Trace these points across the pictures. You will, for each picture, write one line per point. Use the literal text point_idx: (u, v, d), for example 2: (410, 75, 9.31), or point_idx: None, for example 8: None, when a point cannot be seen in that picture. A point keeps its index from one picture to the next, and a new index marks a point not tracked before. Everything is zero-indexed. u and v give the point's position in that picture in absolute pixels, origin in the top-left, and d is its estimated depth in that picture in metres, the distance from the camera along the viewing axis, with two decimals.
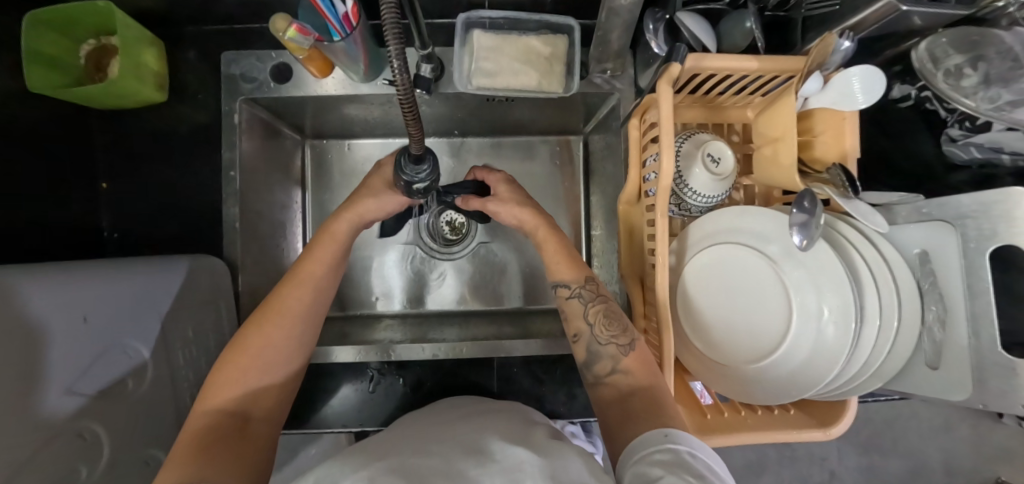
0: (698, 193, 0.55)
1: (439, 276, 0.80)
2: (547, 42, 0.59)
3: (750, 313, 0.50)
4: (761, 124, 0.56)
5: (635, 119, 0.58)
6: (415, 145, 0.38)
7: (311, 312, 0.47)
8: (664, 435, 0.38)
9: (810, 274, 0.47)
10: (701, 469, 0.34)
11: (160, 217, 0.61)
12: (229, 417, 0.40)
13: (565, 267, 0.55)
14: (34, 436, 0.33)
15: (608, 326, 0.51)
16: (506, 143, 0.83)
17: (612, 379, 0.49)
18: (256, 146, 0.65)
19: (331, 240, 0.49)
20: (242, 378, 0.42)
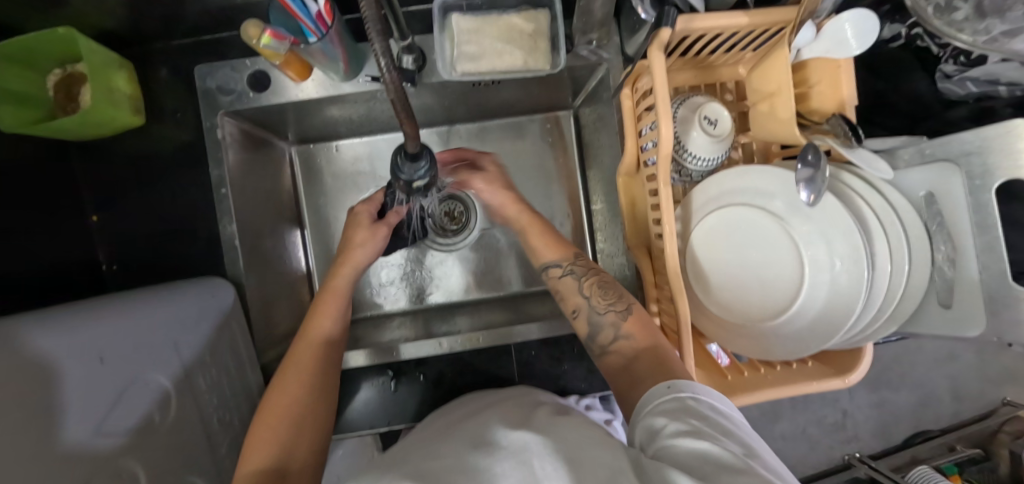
0: (698, 158, 0.54)
1: (441, 268, 0.80)
2: (529, 18, 0.57)
3: (767, 290, 0.49)
4: (755, 80, 0.55)
5: (627, 89, 0.56)
6: (410, 142, 0.37)
7: (328, 360, 0.46)
8: (665, 387, 0.37)
9: (818, 227, 0.47)
10: (708, 412, 0.33)
11: (157, 244, 0.60)
12: (264, 476, 0.35)
13: (549, 249, 0.57)
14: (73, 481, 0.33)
15: (605, 296, 0.51)
16: (495, 127, 0.82)
17: (616, 347, 0.48)
18: (243, 160, 0.63)
19: (332, 294, 0.51)
20: (273, 434, 0.38)
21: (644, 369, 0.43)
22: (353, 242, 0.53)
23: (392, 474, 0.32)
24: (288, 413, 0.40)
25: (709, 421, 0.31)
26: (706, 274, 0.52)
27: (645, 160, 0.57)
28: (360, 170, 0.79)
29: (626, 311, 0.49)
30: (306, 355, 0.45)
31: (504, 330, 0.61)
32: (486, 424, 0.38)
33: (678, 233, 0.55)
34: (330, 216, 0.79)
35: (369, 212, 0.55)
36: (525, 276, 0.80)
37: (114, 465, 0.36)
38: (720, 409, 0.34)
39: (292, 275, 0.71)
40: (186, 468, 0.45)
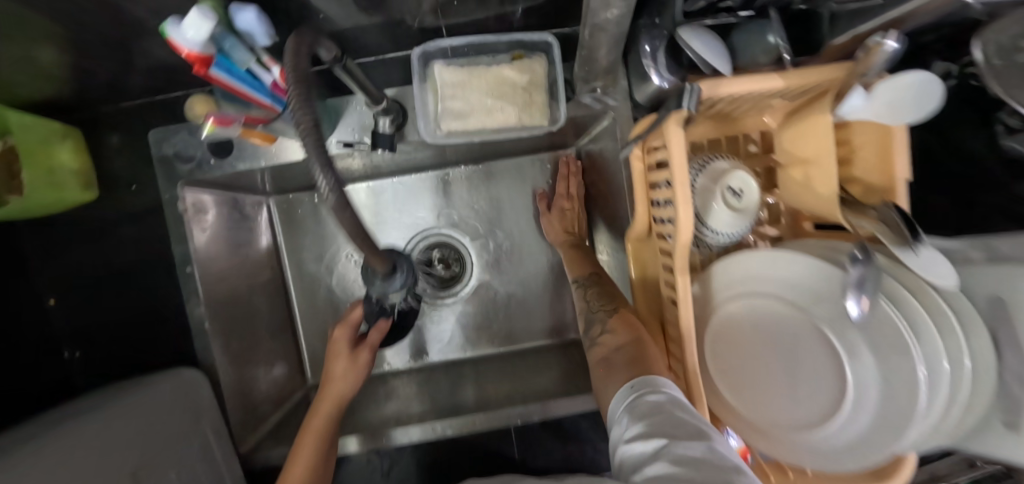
0: (719, 232, 0.47)
1: (436, 322, 0.74)
2: (523, 68, 0.49)
3: (795, 394, 0.42)
4: (787, 138, 0.47)
5: (636, 151, 0.49)
6: (377, 263, 0.32)
7: None
8: (629, 389, 0.42)
9: (861, 330, 0.39)
10: (660, 403, 0.38)
11: (121, 327, 0.55)
12: None
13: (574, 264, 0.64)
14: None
15: (601, 299, 0.57)
16: (489, 169, 0.74)
17: (601, 340, 0.52)
18: (218, 229, 0.58)
19: (313, 434, 0.49)
20: None
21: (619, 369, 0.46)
22: (337, 373, 0.51)
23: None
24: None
25: (668, 419, 0.35)
26: (730, 376, 0.46)
27: (657, 230, 0.50)
28: (346, 220, 0.73)
29: (614, 311, 0.54)
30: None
31: (502, 411, 0.56)
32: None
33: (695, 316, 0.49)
34: (314, 271, 0.73)
35: (351, 337, 0.52)
36: (526, 330, 0.74)
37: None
38: (678, 399, 0.37)
39: (275, 342, 0.66)
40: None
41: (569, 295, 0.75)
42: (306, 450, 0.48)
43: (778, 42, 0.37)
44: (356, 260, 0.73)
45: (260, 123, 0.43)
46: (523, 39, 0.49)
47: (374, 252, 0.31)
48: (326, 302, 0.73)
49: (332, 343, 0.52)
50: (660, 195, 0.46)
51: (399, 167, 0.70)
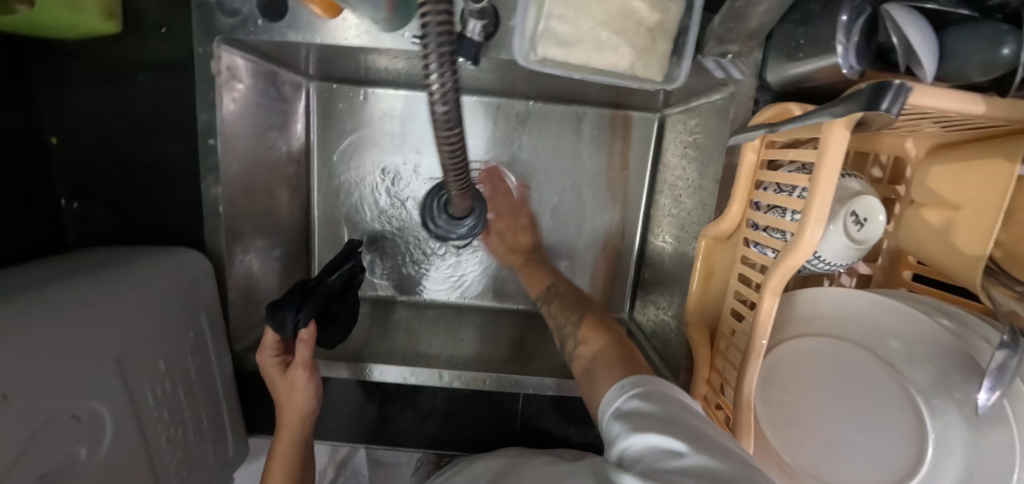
0: (822, 259, 0.41)
1: (459, 262, 0.69)
2: (656, 5, 0.40)
3: (852, 447, 0.37)
4: (930, 174, 0.40)
5: (757, 140, 0.42)
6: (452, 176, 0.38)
7: (304, 449, 0.49)
8: (618, 385, 0.35)
9: (966, 414, 0.33)
10: (662, 408, 0.30)
11: (127, 187, 0.49)
12: None
13: (534, 280, 0.60)
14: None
15: (563, 312, 0.51)
16: (552, 111, 0.66)
17: (578, 353, 0.44)
18: (245, 102, 0.50)
19: (281, 464, 0.47)
20: None
21: (610, 368, 0.38)
22: (285, 393, 0.47)
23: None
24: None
25: (679, 425, 0.28)
26: (784, 422, 0.41)
27: (747, 237, 0.44)
28: (388, 129, 0.65)
29: (581, 321, 0.47)
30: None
31: (513, 379, 0.52)
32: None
33: (745, 332, 0.43)
34: (343, 174, 0.66)
35: (277, 363, 0.47)
36: None
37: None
38: (680, 404, 0.31)
39: (287, 243, 0.61)
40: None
41: (602, 270, 0.70)
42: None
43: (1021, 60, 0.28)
44: (390, 179, 0.67)
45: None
46: None
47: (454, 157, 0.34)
48: (349, 212, 0.67)
49: (265, 368, 0.47)
50: (773, 201, 0.40)
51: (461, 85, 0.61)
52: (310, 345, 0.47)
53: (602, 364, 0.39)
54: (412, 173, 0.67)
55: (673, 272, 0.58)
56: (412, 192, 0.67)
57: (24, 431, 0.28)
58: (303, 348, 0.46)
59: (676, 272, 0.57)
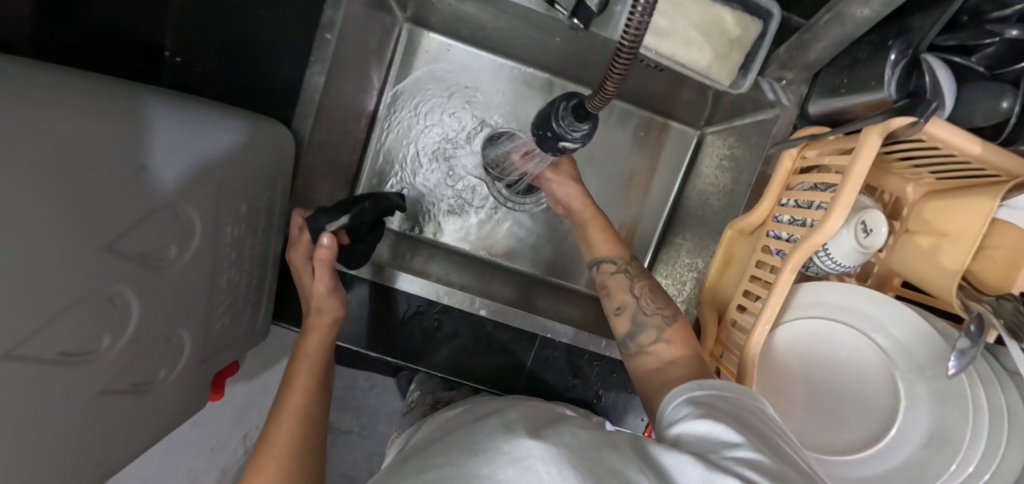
0: (832, 259, 0.48)
1: (493, 219, 0.72)
2: (741, 22, 0.49)
3: (837, 416, 0.45)
4: (926, 208, 0.49)
5: (795, 148, 0.51)
6: (610, 85, 0.31)
7: (326, 353, 0.52)
8: (696, 385, 0.39)
9: (931, 387, 0.42)
10: (728, 409, 0.35)
11: (231, 54, 0.53)
12: (314, 434, 0.47)
13: (607, 244, 0.57)
14: (53, 302, 0.25)
15: (654, 299, 0.51)
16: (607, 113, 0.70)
17: (651, 350, 0.48)
18: (360, 13, 0.54)
19: (307, 361, 0.50)
20: (300, 404, 0.47)
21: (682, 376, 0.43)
22: (315, 298, 0.51)
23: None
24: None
25: (743, 425, 0.33)
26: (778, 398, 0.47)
27: (771, 230, 0.51)
28: (462, 82, 0.70)
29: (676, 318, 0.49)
30: (288, 428, 0.45)
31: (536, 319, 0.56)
32: (482, 445, 0.30)
33: (755, 310, 0.49)
34: (407, 110, 0.70)
35: (306, 262, 0.50)
36: (570, 273, 0.74)
37: (105, 291, 0.29)
38: (746, 408, 0.36)
39: (343, 155, 0.64)
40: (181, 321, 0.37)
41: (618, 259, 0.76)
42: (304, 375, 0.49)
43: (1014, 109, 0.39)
44: (451, 127, 0.71)
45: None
46: None
47: (616, 83, 0.30)
48: (404, 147, 0.70)
49: (295, 263, 0.51)
50: (804, 197, 0.47)
51: (540, 60, 0.67)
52: (328, 260, 0.48)
53: (678, 369, 0.44)
54: (473, 126, 0.71)
55: (692, 262, 0.65)
56: (472, 147, 0.71)
57: (137, 206, 0.30)
58: (323, 261, 0.49)
59: (693, 265, 0.64)
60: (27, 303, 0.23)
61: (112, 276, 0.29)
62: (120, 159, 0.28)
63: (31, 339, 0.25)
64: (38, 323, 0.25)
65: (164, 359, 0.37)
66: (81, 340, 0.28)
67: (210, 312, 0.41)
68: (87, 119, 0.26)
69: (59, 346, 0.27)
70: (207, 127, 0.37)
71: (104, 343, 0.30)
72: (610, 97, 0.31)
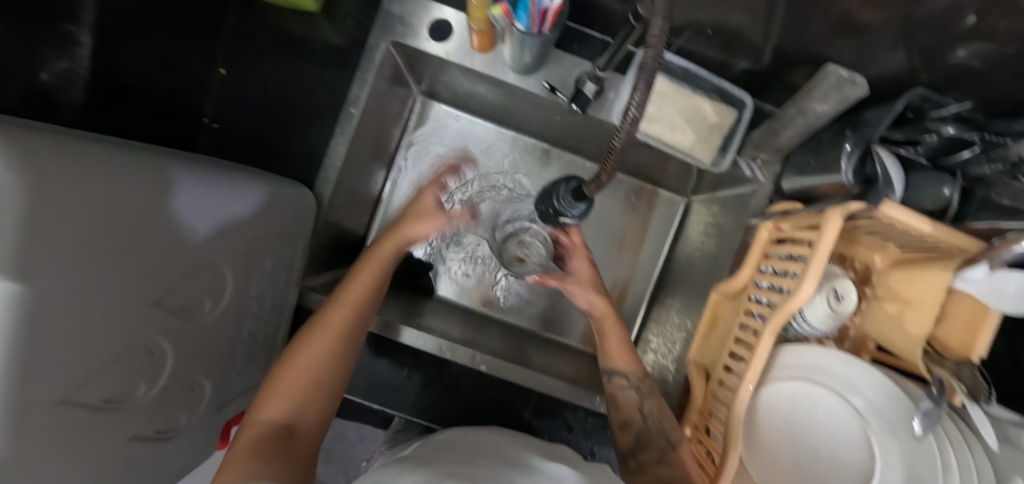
0: (807, 322, 0.52)
1: (493, 274, 0.76)
2: (718, 110, 0.56)
3: (818, 472, 0.48)
4: (892, 278, 0.53)
5: (771, 222, 0.56)
6: (597, 180, 0.37)
7: (390, 257, 0.55)
8: None
9: (902, 444, 0.44)
10: None
11: (265, 122, 0.61)
12: (356, 327, 0.48)
13: (620, 355, 0.56)
14: (98, 356, 0.31)
15: (662, 421, 0.53)
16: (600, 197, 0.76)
17: (657, 469, 0.49)
18: (382, 88, 0.61)
19: (377, 258, 0.54)
20: (356, 291, 0.50)
21: None
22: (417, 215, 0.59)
23: (420, 464, 0.31)
24: (302, 387, 0.42)
25: None
26: (755, 449, 0.53)
27: (751, 294, 0.56)
28: (468, 147, 0.76)
29: (679, 444, 0.51)
30: (343, 311, 0.48)
31: (534, 376, 0.58)
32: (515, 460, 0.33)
33: (739, 371, 0.51)
34: (419, 173, 0.76)
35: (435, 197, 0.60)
36: (563, 326, 0.77)
37: (146, 343, 0.35)
38: None
39: (358, 211, 0.69)
40: (200, 369, 0.43)
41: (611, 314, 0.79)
42: (369, 270, 0.52)
43: (952, 195, 0.46)
44: (455, 187, 0.76)
45: (538, 32, 0.48)
46: (728, 90, 0.55)
47: (611, 173, 0.36)
48: (413, 205, 0.76)
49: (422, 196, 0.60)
50: (780, 265, 0.52)
51: (536, 129, 0.73)
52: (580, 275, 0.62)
53: None
54: (477, 187, 0.76)
55: (681, 321, 0.68)
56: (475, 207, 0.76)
57: (179, 268, 0.37)
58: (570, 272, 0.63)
59: (682, 324, 0.68)
60: (76, 357, 0.29)
61: (154, 329, 0.36)
62: (156, 227, 0.34)
63: (80, 387, 0.30)
64: (85, 375, 0.30)
65: (184, 404, 0.42)
66: (120, 388, 0.34)
67: (230, 357, 0.47)
68: (143, 198, 0.33)
69: (102, 394, 0.32)
70: (241, 189, 0.44)
71: (139, 390, 0.36)
72: (605, 184, 0.37)
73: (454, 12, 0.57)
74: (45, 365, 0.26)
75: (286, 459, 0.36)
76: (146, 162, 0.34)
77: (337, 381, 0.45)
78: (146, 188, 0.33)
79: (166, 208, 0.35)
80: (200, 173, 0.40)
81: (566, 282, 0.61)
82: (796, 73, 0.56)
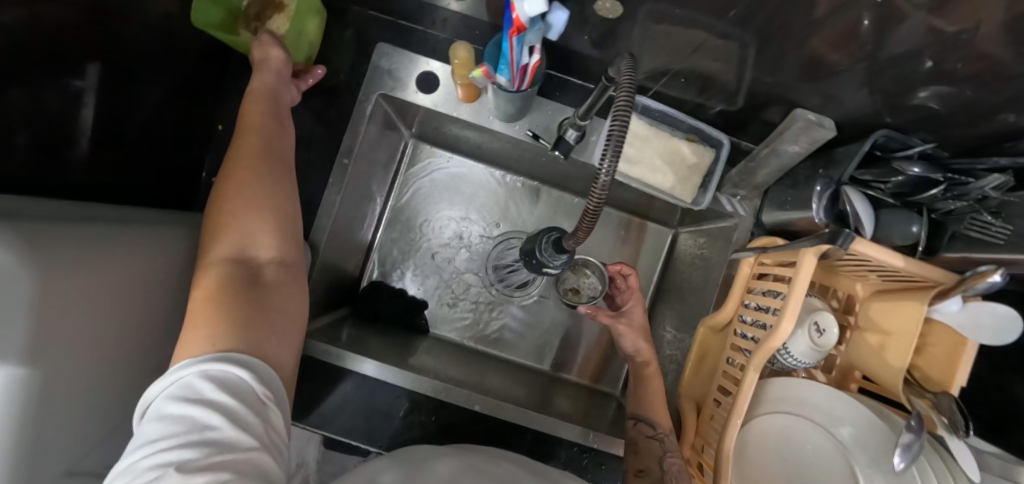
0: (792, 355, 0.53)
1: (487, 309, 0.77)
2: (695, 151, 0.59)
3: None
4: (873, 309, 0.55)
5: (751, 258, 0.58)
6: (573, 240, 0.40)
7: (270, 105, 0.50)
8: None
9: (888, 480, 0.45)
10: None
11: None
12: (271, 165, 0.45)
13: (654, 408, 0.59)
14: (101, 426, 0.33)
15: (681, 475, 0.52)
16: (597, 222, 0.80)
17: None
18: (374, 136, 0.64)
19: (258, 105, 0.50)
20: (253, 140, 0.46)
21: None
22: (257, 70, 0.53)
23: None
24: (241, 236, 0.40)
25: None
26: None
27: (737, 328, 0.57)
28: (459, 186, 0.79)
29: None
30: (246, 160, 0.44)
31: (526, 415, 0.58)
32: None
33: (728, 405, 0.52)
34: (413, 212, 0.78)
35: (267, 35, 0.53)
36: (557, 358, 0.78)
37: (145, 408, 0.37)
38: None
39: (352, 253, 0.71)
40: None
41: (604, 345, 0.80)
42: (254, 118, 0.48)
43: (920, 232, 0.49)
44: (448, 225, 0.78)
45: (517, 86, 0.50)
46: (703, 131, 0.58)
47: (587, 230, 0.38)
48: (407, 243, 0.78)
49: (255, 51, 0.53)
50: (761, 301, 0.54)
51: (525, 168, 0.76)
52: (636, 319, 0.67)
53: None
54: (469, 224, 0.78)
55: (672, 352, 0.69)
56: (468, 244, 0.78)
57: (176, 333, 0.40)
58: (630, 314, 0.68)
59: (673, 356, 0.69)
60: (79, 431, 0.31)
61: (152, 394, 0.38)
62: None
63: (84, 458, 0.32)
64: (87, 447, 0.32)
65: None
66: (119, 454, 0.36)
67: None
68: None
69: (104, 462, 0.34)
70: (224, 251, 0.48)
71: None
72: (583, 240, 0.39)
73: (441, 64, 0.60)
74: (51, 444, 0.28)
75: (268, 315, 0.36)
76: (140, 240, 0.38)
77: (281, 197, 0.44)
78: (137, 263, 0.37)
79: (156, 278, 0.38)
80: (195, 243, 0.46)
81: (617, 321, 0.66)
82: (769, 114, 0.58)
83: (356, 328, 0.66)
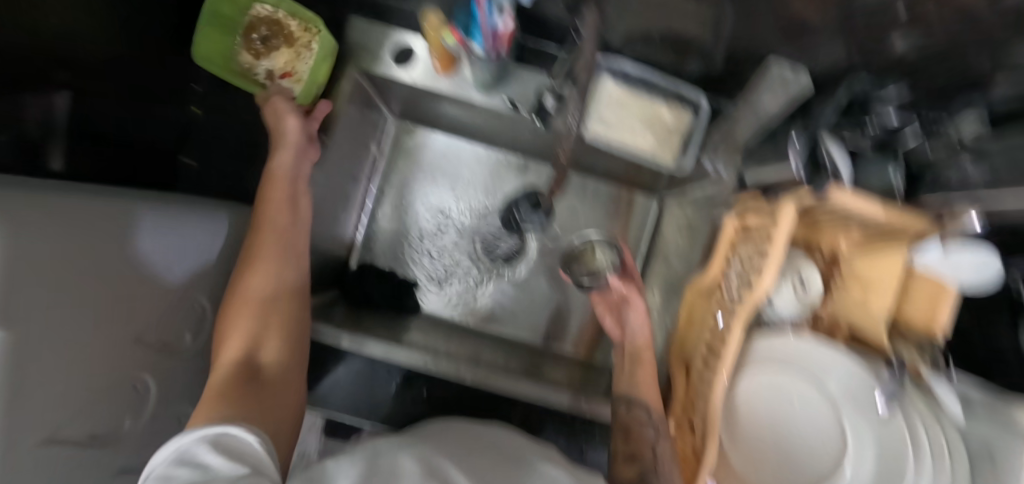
0: (777, 310, 0.54)
1: (477, 287, 0.77)
2: (675, 112, 0.59)
3: (799, 458, 0.49)
4: (855, 261, 0.53)
5: (732, 218, 0.56)
6: None
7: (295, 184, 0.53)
8: None
9: (876, 426, 0.45)
10: None
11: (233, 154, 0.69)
12: (288, 255, 0.47)
13: (647, 389, 0.56)
14: (83, 394, 0.33)
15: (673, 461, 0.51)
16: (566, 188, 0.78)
17: None
18: (354, 114, 0.63)
19: (280, 182, 0.52)
20: (274, 220, 0.49)
21: None
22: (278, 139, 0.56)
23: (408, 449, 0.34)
24: (259, 313, 0.42)
25: None
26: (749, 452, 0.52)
27: (722, 288, 0.57)
28: (443, 164, 0.79)
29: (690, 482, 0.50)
30: (270, 249, 0.47)
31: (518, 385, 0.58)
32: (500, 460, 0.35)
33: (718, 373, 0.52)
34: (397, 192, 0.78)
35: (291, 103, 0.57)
36: (550, 332, 0.78)
37: (129, 378, 0.38)
38: None
39: (338, 234, 0.71)
40: (184, 401, 0.45)
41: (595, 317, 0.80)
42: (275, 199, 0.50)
43: (898, 178, 0.48)
44: (435, 204, 0.78)
45: (495, 54, 0.53)
46: (683, 93, 0.58)
47: None
48: (394, 224, 0.78)
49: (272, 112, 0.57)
50: (744, 259, 0.54)
51: (508, 143, 0.75)
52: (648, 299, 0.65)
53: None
54: (455, 203, 0.78)
55: (661, 318, 0.70)
56: (456, 223, 0.78)
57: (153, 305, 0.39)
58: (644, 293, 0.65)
59: (663, 322, 0.69)
60: (62, 398, 0.31)
61: (136, 365, 0.38)
62: None
63: (67, 425, 0.32)
64: (70, 414, 0.32)
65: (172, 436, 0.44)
66: (105, 423, 0.36)
67: None
68: None
69: (88, 430, 0.34)
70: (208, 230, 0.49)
71: (125, 424, 0.38)
72: None
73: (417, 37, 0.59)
74: (31, 406, 0.28)
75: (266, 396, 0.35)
76: (111, 213, 0.38)
77: (296, 306, 0.44)
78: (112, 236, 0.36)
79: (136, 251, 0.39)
80: (164, 216, 0.45)
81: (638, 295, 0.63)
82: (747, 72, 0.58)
83: (346, 308, 0.66)
